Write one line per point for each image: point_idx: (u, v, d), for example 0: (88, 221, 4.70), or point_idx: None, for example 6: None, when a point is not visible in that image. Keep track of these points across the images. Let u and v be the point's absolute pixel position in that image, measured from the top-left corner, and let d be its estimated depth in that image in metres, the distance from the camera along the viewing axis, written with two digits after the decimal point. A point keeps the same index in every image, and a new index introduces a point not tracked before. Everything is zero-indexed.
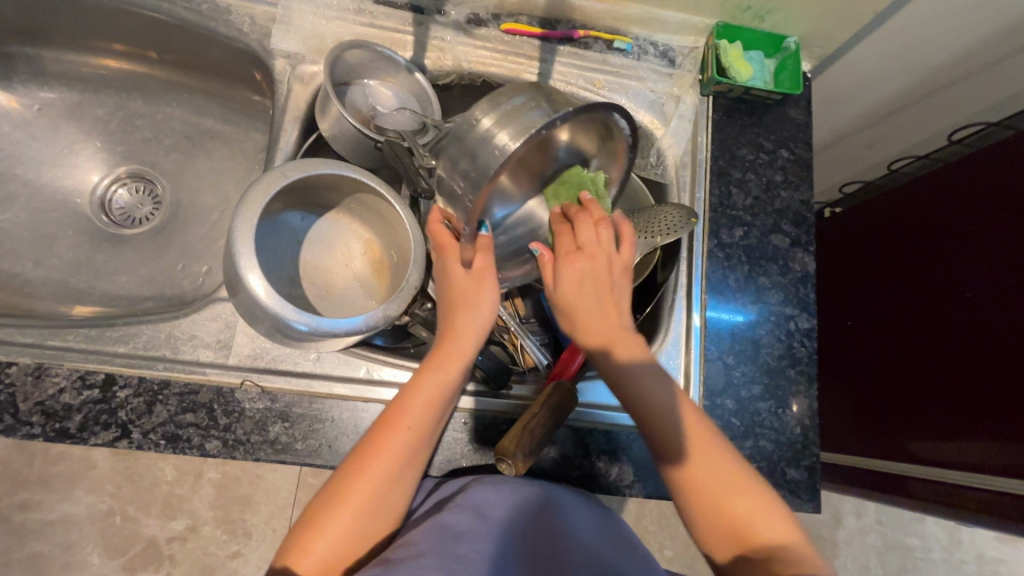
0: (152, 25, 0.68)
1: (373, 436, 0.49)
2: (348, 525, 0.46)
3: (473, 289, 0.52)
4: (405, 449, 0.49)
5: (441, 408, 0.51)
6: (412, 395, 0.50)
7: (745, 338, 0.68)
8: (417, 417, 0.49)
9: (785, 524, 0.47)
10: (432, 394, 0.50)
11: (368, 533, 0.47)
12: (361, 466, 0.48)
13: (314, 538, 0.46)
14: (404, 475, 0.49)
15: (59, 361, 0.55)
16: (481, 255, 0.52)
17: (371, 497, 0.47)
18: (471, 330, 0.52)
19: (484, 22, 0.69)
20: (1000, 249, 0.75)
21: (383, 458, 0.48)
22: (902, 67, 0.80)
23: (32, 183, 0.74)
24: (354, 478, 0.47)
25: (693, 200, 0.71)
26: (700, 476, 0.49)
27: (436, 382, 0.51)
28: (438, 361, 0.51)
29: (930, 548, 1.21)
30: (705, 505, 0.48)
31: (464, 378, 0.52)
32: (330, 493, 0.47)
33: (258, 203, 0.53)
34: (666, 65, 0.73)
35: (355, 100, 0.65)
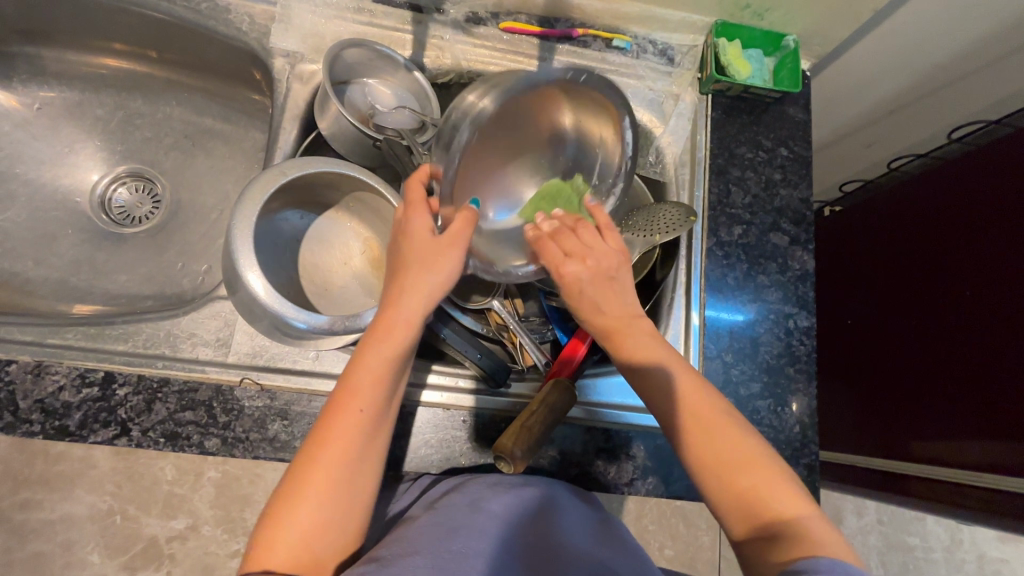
0: (152, 23, 0.68)
1: (322, 418, 0.47)
2: (315, 517, 0.44)
3: (423, 255, 0.49)
4: (355, 428, 0.46)
5: (390, 383, 0.48)
6: (357, 372, 0.47)
7: (744, 336, 0.68)
8: (366, 397, 0.47)
9: (795, 496, 0.45)
10: (378, 369, 0.48)
11: (338, 524, 0.45)
12: (314, 454, 0.45)
13: (279, 534, 0.43)
14: (360, 458, 0.47)
15: (59, 359, 0.55)
16: (457, 223, 0.48)
17: (327, 486, 0.45)
18: (418, 301, 0.49)
19: (483, 21, 0.69)
20: (1001, 246, 0.75)
21: (338, 444, 0.46)
22: (901, 66, 0.80)
23: (32, 182, 0.74)
24: (313, 465, 0.45)
25: (692, 199, 0.71)
26: (712, 452, 0.48)
27: (381, 356, 0.48)
28: (384, 335, 0.48)
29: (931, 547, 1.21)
30: (723, 486, 0.47)
31: (412, 349, 0.50)
32: (290, 485, 0.45)
33: (257, 201, 0.53)
34: (665, 64, 0.73)
35: (354, 98, 0.65)
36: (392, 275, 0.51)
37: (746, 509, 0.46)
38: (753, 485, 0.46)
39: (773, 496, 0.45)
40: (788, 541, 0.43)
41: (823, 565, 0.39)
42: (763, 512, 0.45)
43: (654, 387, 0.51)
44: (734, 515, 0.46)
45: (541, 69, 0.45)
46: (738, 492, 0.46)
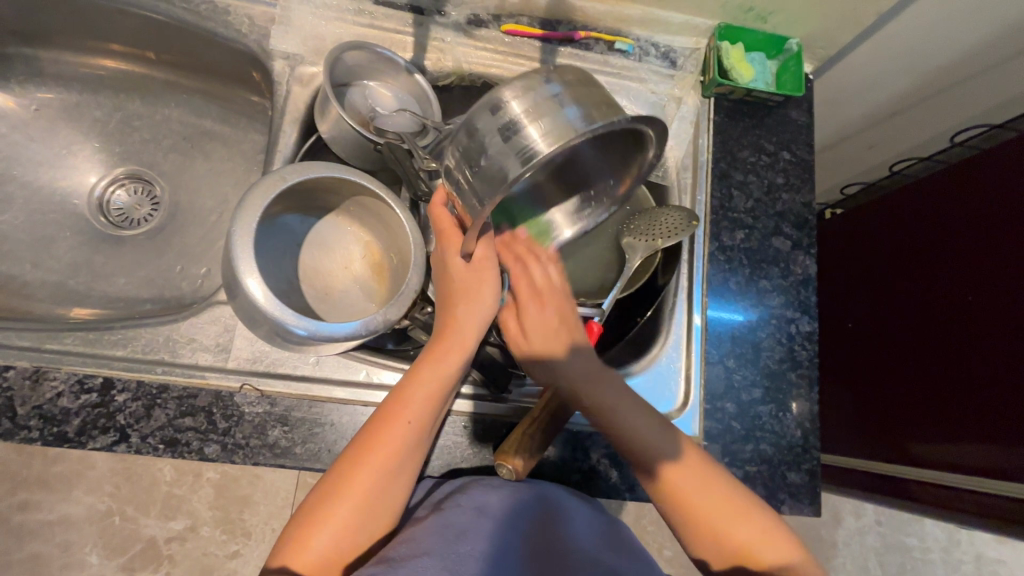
0: (150, 25, 0.67)
1: (372, 427, 0.49)
2: (350, 519, 0.46)
3: (476, 282, 0.53)
4: (404, 441, 0.48)
5: (441, 401, 0.51)
6: (412, 385, 0.50)
7: (746, 341, 0.68)
8: (415, 408, 0.49)
9: (774, 532, 0.51)
10: (432, 387, 0.50)
11: (366, 529, 0.47)
12: (359, 459, 0.47)
13: (315, 533, 0.45)
14: (401, 471, 0.48)
15: (57, 365, 0.54)
16: (483, 247, 0.53)
17: (368, 490, 0.47)
18: (472, 325, 0.53)
19: (484, 23, 0.68)
20: (1002, 251, 0.75)
21: (383, 452, 0.47)
22: (904, 69, 0.80)
23: (29, 185, 0.73)
24: (357, 472, 0.47)
25: (694, 203, 0.70)
26: (684, 487, 0.52)
27: (435, 374, 0.51)
28: (438, 353, 0.51)
29: (929, 549, 1.21)
30: (708, 536, 0.51)
31: (462, 372, 0.53)
32: (328, 487, 0.47)
33: (256, 206, 0.53)
34: (668, 67, 0.73)
35: (355, 102, 0.65)
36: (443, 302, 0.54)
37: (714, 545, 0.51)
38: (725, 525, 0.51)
39: (738, 519, 0.51)
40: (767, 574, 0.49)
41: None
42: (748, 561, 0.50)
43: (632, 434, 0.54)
44: (716, 554, 0.51)
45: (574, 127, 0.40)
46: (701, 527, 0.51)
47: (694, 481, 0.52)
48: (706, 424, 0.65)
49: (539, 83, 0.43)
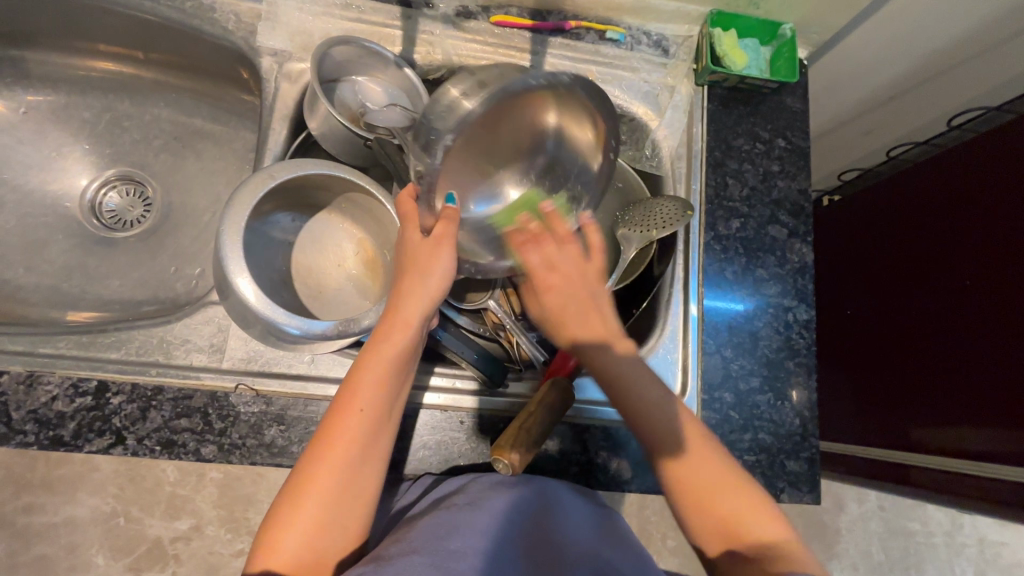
0: (138, 24, 0.67)
1: (326, 422, 0.48)
2: (319, 516, 0.45)
3: (426, 254, 0.49)
4: (358, 430, 0.47)
5: (394, 382, 0.49)
6: (359, 374, 0.48)
7: (742, 330, 0.67)
8: (365, 398, 0.48)
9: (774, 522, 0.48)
10: (382, 369, 0.49)
11: (341, 524, 0.46)
12: (315, 455, 0.46)
13: (284, 533, 0.44)
14: (359, 465, 0.47)
15: (51, 369, 0.54)
16: (444, 223, 0.48)
17: (328, 488, 0.46)
18: (419, 304, 0.50)
19: (473, 15, 0.68)
20: (1001, 234, 0.74)
21: (338, 446, 0.46)
22: (901, 52, 0.79)
23: (21, 188, 0.73)
24: (315, 467, 0.46)
25: (689, 192, 0.70)
26: (709, 486, 0.49)
27: (384, 357, 0.49)
28: (382, 336, 0.50)
29: (932, 533, 1.21)
30: (702, 507, 0.49)
31: (413, 349, 0.51)
32: (291, 488, 0.46)
33: (246, 205, 0.52)
34: (660, 55, 0.72)
35: (345, 98, 0.64)
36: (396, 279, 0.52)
37: (721, 532, 0.48)
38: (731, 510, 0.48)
39: (750, 519, 0.48)
40: (763, 562, 0.45)
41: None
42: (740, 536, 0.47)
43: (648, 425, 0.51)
44: (715, 535, 0.48)
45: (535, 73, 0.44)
46: (714, 512, 0.48)
47: (703, 472, 0.50)
48: (704, 415, 0.64)
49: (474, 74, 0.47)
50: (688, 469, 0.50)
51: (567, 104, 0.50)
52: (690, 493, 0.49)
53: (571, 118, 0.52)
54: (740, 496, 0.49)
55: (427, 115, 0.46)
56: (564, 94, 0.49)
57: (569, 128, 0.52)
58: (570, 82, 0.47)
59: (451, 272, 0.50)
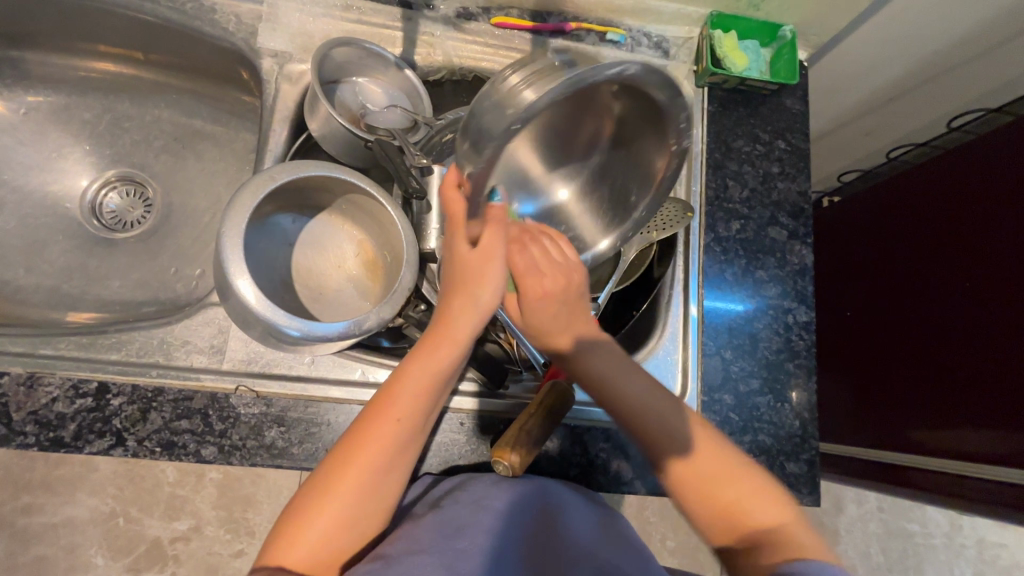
0: (139, 25, 0.67)
1: (360, 428, 0.47)
2: (340, 515, 0.45)
3: (480, 268, 0.48)
4: (392, 438, 0.47)
5: (434, 393, 0.49)
6: (400, 386, 0.48)
7: (742, 332, 0.67)
8: (405, 413, 0.48)
9: (777, 507, 0.49)
10: (423, 385, 0.48)
11: (360, 526, 0.47)
12: (348, 460, 0.46)
13: (303, 532, 0.44)
14: (392, 471, 0.48)
15: (51, 370, 0.54)
16: (490, 231, 0.46)
17: (358, 494, 0.46)
18: (469, 318, 0.49)
19: (474, 16, 0.68)
20: (1002, 236, 0.74)
21: (374, 456, 0.47)
22: (900, 54, 0.79)
23: (21, 189, 0.73)
24: (347, 473, 0.46)
25: (689, 194, 0.69)
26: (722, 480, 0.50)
27: (426, 368, 0.48)
28: (429, 349, 0.49)
29: (930, 534, 1.21)
30: (704, 497, 0.50)
31: (458, 364, 0.50)
32: (318, 486, 0.46)
33: (246, 206, 0.52)
34: (661, 57, 0.72)
35: (345, 99, 0.64)
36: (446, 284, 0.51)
37: (727, 523, 0.49)
38: (738, 498, 0.49)
39: (757, 506, 0.49)
40: (773, 546, 0.46)
41: (815, 568, 0.43)
42: (743, 525, 0.48)
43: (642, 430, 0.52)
44: (718, 526, 0.49)
45: (604, 66, 0.36)
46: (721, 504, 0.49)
47: (704, 461, 0.50)
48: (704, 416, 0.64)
49: (541, 57, 0.40)
50: (698, 462, 0.50)
51: (639, 97, 0.41)
52: (698, 490, 0.50)
53: (644, 110, 0.43)
54: (741, 481, 0.50)
55: (477, 107, 0.41)
56: (640, 86, 0.40)
57: (625, 139, 0.46)
58: (644, 74, 0.39)
59: (501, 289, 0.49)
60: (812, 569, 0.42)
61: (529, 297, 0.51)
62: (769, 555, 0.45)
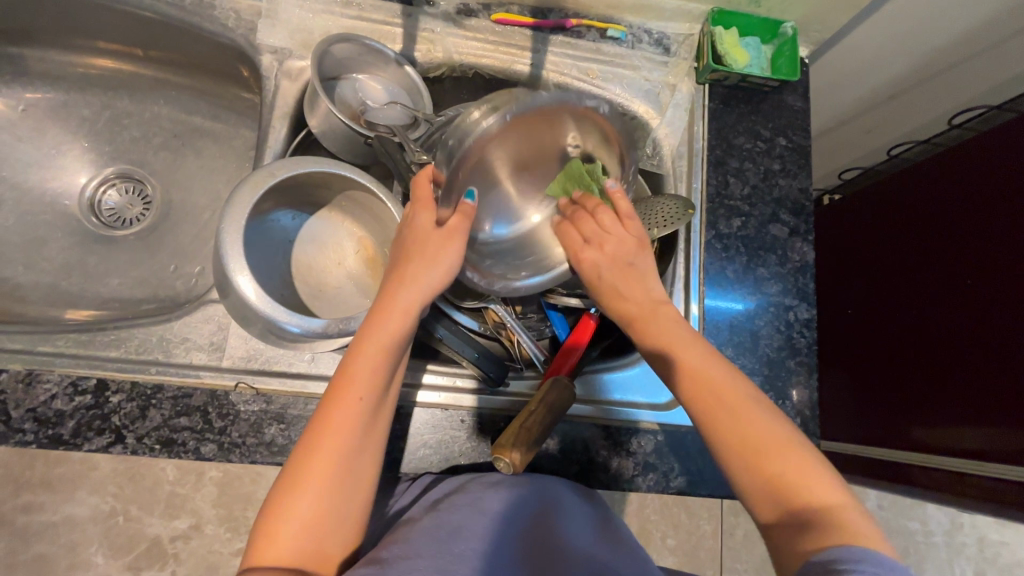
0: (137, 21, 0.67)
1: (321, 410, 0.46)
2: (319, 506, 0.44)
3: (429, 242, 0.50)
4: (355, 418, 0.46)
5: (388, 366, 0.48)
6: (354, 360, 0.47)
7: (743, 329, 0.67)
8: (364, 386, 0.47)
9: (831, 485, 0.41)
10: (377, 357, 0.48)
11: (337, 514, 0.45)
12: (314, 444, 0.45)
13: (282, 525, 0.43)
14: (360, 450, 0.47)
15: (50, 368, 0.54)
16: (459, 216, 0.50)
17: (329, 477, 0.45)
18: (416, 290, 0.50)
19: (474, 13, 0.67)
20: (1004, 232, 0.74)
21: (337, 434, 0.45)
22: (901, 51, 0.79)
23: (20, 186, 0.73)
24: (312, 457, 0.45)
25: (690, 190, 0.70)
26: (774, 454, 0.43)
27: (379, 341, 0.48)
28: (379, 322, 0.48)
29: (930, 532, 1.18)
30: (741, 460, 0.43)
31: (409, 336, 0.50)
32: (290, 477, 0.45)
33: (245, 203, 0.52)
34: (661, 54, 0.72)
35: (345, 95, 0.64)
36: (394, 264, 0.51)
37: (773, 496, 0.41)
38: (785, 469, 0.42)
39: (808, 485, 0.41)
40: (817, 528, 0.39)
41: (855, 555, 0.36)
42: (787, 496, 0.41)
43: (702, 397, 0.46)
44: (761, 497, 0.42)
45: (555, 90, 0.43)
46: (766, 474, 0.42)
47: (737, 411, 0.45)
48: None
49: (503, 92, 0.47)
50: (730, 424, 0.44)
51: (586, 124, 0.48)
52: (726, 435, 0.44)
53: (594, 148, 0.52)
54: (790, 451, 0.43)
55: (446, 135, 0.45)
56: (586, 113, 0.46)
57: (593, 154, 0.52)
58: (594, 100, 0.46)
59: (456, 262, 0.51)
60: (857, 557, 0.35)
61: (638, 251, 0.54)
62: (810, 540, 0.38)
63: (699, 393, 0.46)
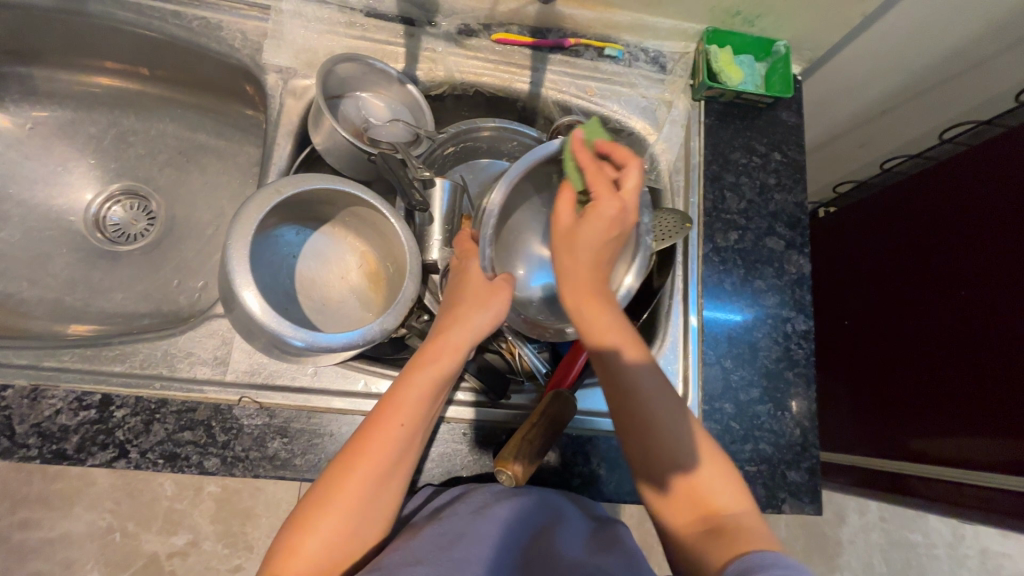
0: (144, 41, 0.68)
1: (365, 430, 0.48)
2: (344, 524, 0.45)
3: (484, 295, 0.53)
4: (396, 445, 0.48)
5: (433, 402, 0.50)
6: (405, 390, 0.49)
7: (742, 341, 0.68)
8: (409, 416, 0.48)
9: (740, 494, 0.49)
10: (426, 389, 0.50)
11: (360, 535, 0.46)
12: (353, 464, 0.46)
13: (305, 538, 0.44)
14: (395, 477, 0.48)
15: (55, 383, 0.54)
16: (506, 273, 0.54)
17: (360, 498, 0.46)
18: (469, 331, 0.52)
19: (475, 33, 0.69)
20: (999, 244, 0.75)
21: (377, 458, 0.47)
22: (890, 68, 0.81)
23: (26, 203, 0.74)
24: (350, 475, 0.46)
25: (687, 205, 0.71)
26: (703, 487, 0.49)
27: (430, 377, 0.50)
28: (431, 357, 0.51)
29: (933, 544, 1.21)
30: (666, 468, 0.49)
31: (456, 375, 0.52)
32: (322, 492, 0.46)
33: (252, 219, 0.53)
34: (657, 71, 0.73)
35: (348, 113, 0.65)
36: (446, 305, 0.54)
37: (687, 503, 0.49)
38: (699, 476, 0.49)
39: (720, 492, 0.49)
40: (731, 536, 0.46)
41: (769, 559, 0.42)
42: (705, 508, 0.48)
43: (630, 410, 0.51)
44: (677, 508, 0.49)
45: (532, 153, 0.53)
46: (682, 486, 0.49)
47: (661, 413, 0.50)
48: (706, 425, 0.65)
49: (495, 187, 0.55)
50: (649, 427, 0.50)
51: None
52: (646, 431, 0.50)
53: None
54: (708, 469, 0.50)
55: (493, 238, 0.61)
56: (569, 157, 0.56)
57: None
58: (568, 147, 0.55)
59: (502, 317, 0.54)
60: (766, 562, 0.41)
61: (592, 210, 0.51)
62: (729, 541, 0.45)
63: (630, 385, 0.50)
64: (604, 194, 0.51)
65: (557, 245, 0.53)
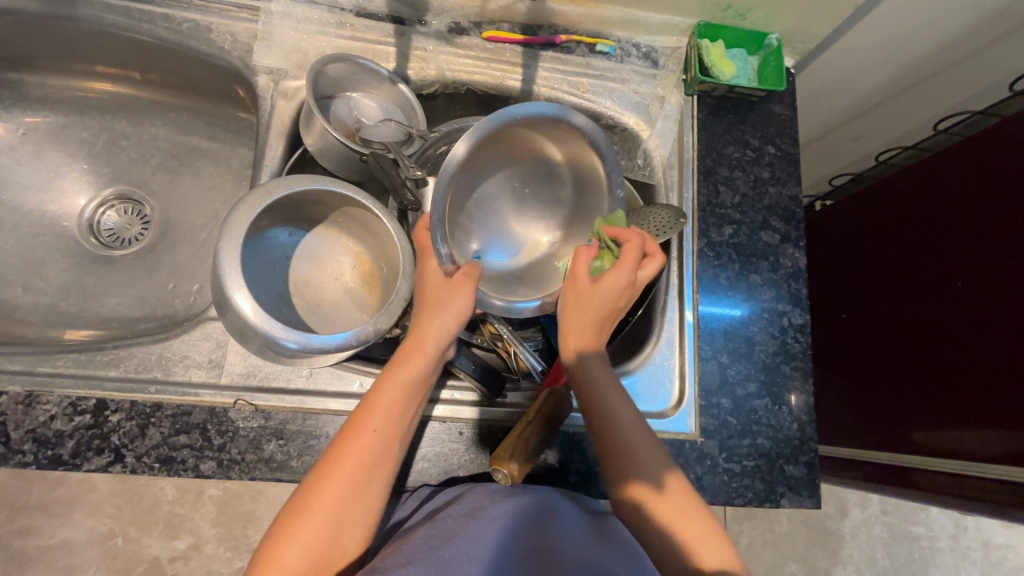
0: (135, 45, 0.68)
1: (340, 438, 0.49)
2: (320, 529, 0.45)
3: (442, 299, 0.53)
4: (369, 450, 0.48)
5: (406, 407, 0.51)
6: (376, 396, 0.51)
7: (738, 336, 0.68)
8: (380, 420, 0.49)
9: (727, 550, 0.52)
10: (397, 394, 0.51)
11: (340, 544, 0.46)
12: (327, 470, 0.47)
13: (287, 545, 0.44)
14: (371, 482, 0.48)
15: (49, 389, 0.54)
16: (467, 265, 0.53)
17: (337, 504, 0.46)
18: (437, 333, 0.53)
19: (466, 31, 0.69)
20: (997, 235, 0.74)
21: (350, 462, 0.47)
22: (884, 60, 0.80)
23: (19, 210, 0.74)
24: (324, 483, 0.47)
25: (681, 200, 0.71)
26: (691, 520, 0.52)
27: (399, 381, 0.51)
28: (401, 361, 0.52)
29: (936, 537, 1.21)
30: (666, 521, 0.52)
31: (427, 380, 0.53)
32: (300, 503, 0.46)
33: (243, 221, 0.53)
34: (650, 66, 0.73)
35: (340, 113, 0.65)
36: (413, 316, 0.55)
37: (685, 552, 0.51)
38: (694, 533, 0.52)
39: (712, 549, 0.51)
40: None
41: None
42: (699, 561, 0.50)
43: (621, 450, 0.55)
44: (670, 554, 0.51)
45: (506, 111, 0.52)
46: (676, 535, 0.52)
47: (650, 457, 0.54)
48: (703, 420, 0.65)
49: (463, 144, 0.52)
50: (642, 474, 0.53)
51: (545, 133, 0.56)
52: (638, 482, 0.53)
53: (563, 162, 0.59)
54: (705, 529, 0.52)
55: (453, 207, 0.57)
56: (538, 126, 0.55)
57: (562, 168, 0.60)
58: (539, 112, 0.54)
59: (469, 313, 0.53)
60: None
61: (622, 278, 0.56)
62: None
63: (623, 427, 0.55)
64: (624, 270, 0.56)
65: (570, 299, 0.57)
